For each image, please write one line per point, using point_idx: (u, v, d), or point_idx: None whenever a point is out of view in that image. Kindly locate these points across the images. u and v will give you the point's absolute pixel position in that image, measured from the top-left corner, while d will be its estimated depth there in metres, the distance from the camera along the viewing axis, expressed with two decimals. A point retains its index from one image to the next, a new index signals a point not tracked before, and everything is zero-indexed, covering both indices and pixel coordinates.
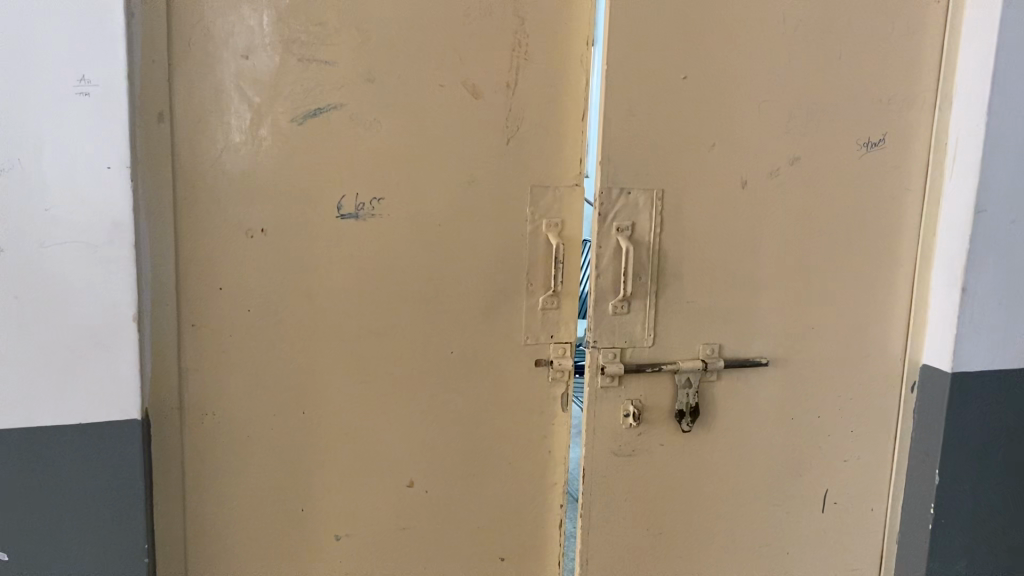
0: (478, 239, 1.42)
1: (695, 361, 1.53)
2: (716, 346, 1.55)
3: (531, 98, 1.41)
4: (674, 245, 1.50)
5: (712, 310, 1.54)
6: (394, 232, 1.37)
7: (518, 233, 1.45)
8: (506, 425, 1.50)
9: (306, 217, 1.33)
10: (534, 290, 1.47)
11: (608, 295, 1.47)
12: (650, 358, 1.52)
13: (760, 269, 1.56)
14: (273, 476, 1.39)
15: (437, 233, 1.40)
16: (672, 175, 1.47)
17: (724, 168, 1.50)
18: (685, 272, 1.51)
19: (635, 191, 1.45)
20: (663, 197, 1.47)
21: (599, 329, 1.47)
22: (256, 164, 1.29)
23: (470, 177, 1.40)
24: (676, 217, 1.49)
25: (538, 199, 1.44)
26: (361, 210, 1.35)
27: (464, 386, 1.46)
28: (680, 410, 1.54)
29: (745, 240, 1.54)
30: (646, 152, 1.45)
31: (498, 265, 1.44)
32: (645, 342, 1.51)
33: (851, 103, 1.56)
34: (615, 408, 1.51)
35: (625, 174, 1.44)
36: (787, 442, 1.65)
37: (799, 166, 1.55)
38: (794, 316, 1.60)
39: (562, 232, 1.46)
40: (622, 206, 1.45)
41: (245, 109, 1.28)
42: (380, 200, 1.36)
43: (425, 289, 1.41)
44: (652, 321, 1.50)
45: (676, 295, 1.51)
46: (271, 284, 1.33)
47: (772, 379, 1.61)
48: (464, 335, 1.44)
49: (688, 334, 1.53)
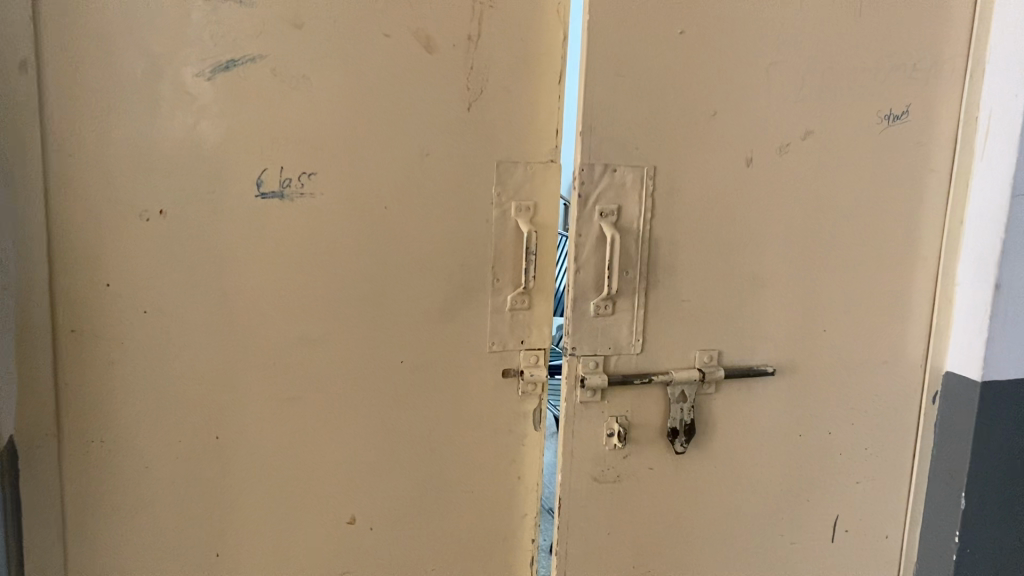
0: (434, 227, 1.18)
1: (691, 371, 1.29)
2: (715, 352, 1.32)
3: (497, 55, 1.17)
4: (667, 232, 1.26)
5: (710, 311, 1.31)
6: (330, 216, 1.13)
7: (482, 218, 1.20)
8: (467, 447, 1.26)
9: (219, 196, 1.08)
10: (502, 286, 1.23)
11: (589, 293, 1.23)
12: (638, 368, 1.28)
13: (767, 262, 1.33)
14: (180, 514, 1.14)
15: (385, 218, 1.15)
16: (666, 150, 1.23)
17: (726, 143, 1.27)
18: (680, 265, 1.28)
19: (622, 167, 1.21)
20: (656, 175, 1.23)
21: (579, 333, 1.23)
22: (153, 130, 1.04)
23: (424, 150, 1.15)
24: (670, 200, 1.25)
25: (505, 177, 1.20)
26: (287, 187, 1.10)
27: (416, 403, 1.22)
28: (673, 428, 1.31)
29: (750, 229, 1.31)
30: (635, 121, 1.21)
31: (458, 256, 1.20)
32: (634, 350, 1.27)
33: (872, 67, 1.34)
34: (597, 427, 1.27)
35: (610, 148, 1.20)
36: (795, 464, 1.42)
37: (811, 141, 1.32)
38: (804, 317, 1.38)
39: (535, 217, 1.23)
40: (607, 186, 1.21)
41: (138, 60, 1.02)
42: (310, 175, 1.11)
43: (369, 287, 1.16)
44: (641, 324, 1.26)
45: (669, 293, 1.28)
46: (173, 280, 1.08)
47: (778, 390, 1.38)
48: (416, 341, 1.20)
49: (682, 339, 1.30)
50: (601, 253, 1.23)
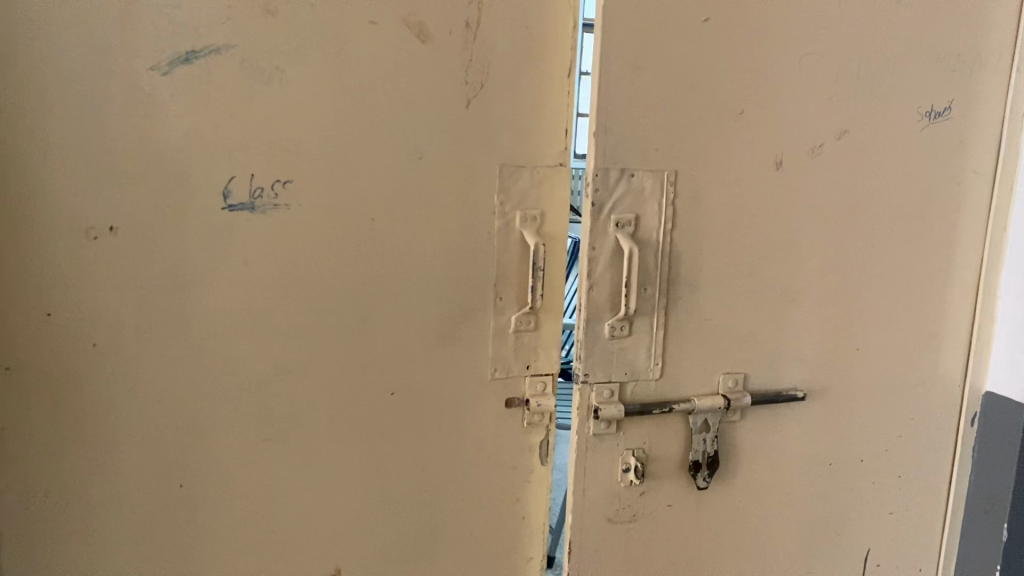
0: (428, 241, 1.04)
1: (715, 398, 1.16)
2: (741, 376, 1.19)
3: (500, 44, 1.02)
4: (690, 244, 1.12)
5: (736, 332, 1.18)
6: (310, 229, 0.99)
7: (482, 229, 1.07)
8: (464, 485, 1.14)
9: (179, 210, 0.94)
10: (504, 306, 1.10)
11: (603, 313, 1.09)
12: (657, 396, 1.15)
13: (798, 276, 1.20)
14: (142, 569, 1.02)
15: (372, 231, 1.02)
16: (689, 152, 1.10)
17: (755, 143, 1.13)
18: (704, 281, 1.14)
19: (641, 172, 1.07)
20: (677, 180, 1.10)
21: (592, 359, 1.10)
22: (101, 135, 0.90)
23: (416, 153, 1.01)
24: (692, 208, 1.11)
25: (508, 184, 1.07)
26: (258, 198, 0.97)
27: (408, 438, 1.09)
28: (696, 462, 1.17)
29: (780, 239, 1.18)
30: (655, 120, 1.07)
31: (456, 273, 1.07)
32: (652, 375, 1.13)
33: (913, 57, 1.20)
34: (611, 462, 1.14)
35: (627, 150, 1.06)
36: (826, 497, 1.29)
37: (847, 141, 1.19)
38: (837, 336, 1.24)
39: (541, 228, 1.10)
40: (623, 193, 1.07)
41: (81, 52, 0.88)
42: (285, 183, 0.97)
43: (356, 310, 1.03)
44: (660, 347, 1.13)
45: (691, 312, 1.14)
46: (127, 307, 0.95)
47: (809, 416, 1.24)
48: (407, 370, 1.07)
49: (705, 362, 1.17)
50: (616, 269, 1.09)
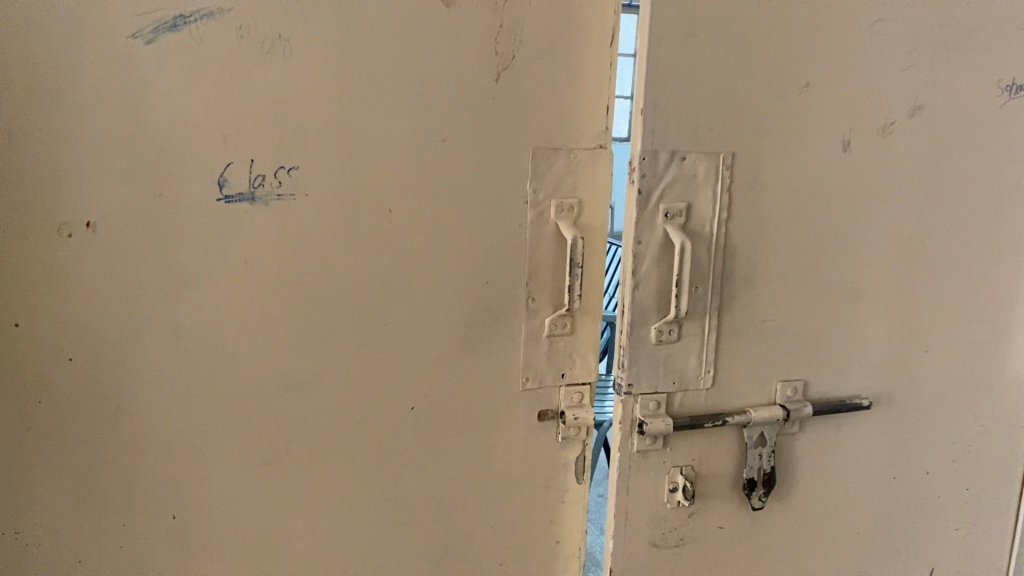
0: (452, 236, 0.92)
1: (773, 410, 1.04)
2: (800, 384, 1.06)
3: (534, 9, 0.89)
4: (747, 235, 0.99)
5: (796, 335, 1.05)
6: (318, 223, 0.87)
7: (512, 222, 0.94)
8: (492, 508, 1.02)
9: (167, 203, 0.82)
10: (537, 308, 0.98)
11: (649, 316, 0.97)
12: (708, 407, 1.02)
13: (867, 272, 1.07)
14: None
15: (389, 225, 0.89)
16: (747, 131, 0.97)
17: (821, 122, 1.00)
18: (762, 278, 1.01)
19: (693, 155, 0.95)
20: (734, 164, 0.97)
21: (637, 367, 0.97)
22: (73, 116, 0.77)
23: (439, 135, 0.89)
24: (750, 195, 0.98)
25: (543, 170, 0.94)
26: (259, 187, 0.84)
27: (429, 457, 0.97)
28: (750, 480, 1.05)
29: (847, 230, 1.05)
30: (709, 95, 0.94)
31: (482, 272, 0.94)
32: (703, 384, 1.01)
33: (998, 22, 1.06)
34: (657, 481, 1.02)
35: (678, 130, 0.93)
36: (896, 517, 1.16)
37: (921, 119, 1.05)
38: (904, 336, 1.10)
39: (579, 219, 0.97)
40: (673, 180, 0.94)
41: (48, 19, 0.75)
42: (291, 170, 0.85)
43: (371, 314, 0.91)
44: (712, 352, 1.01)
45: (746, 313, 1.01)
46: (108, 316, 0.83)
47: (875, 428, 1.11)
48: (428, 381, 0.95)
49: (762, 369, 1.04)
50: (665, 265, 0.96)
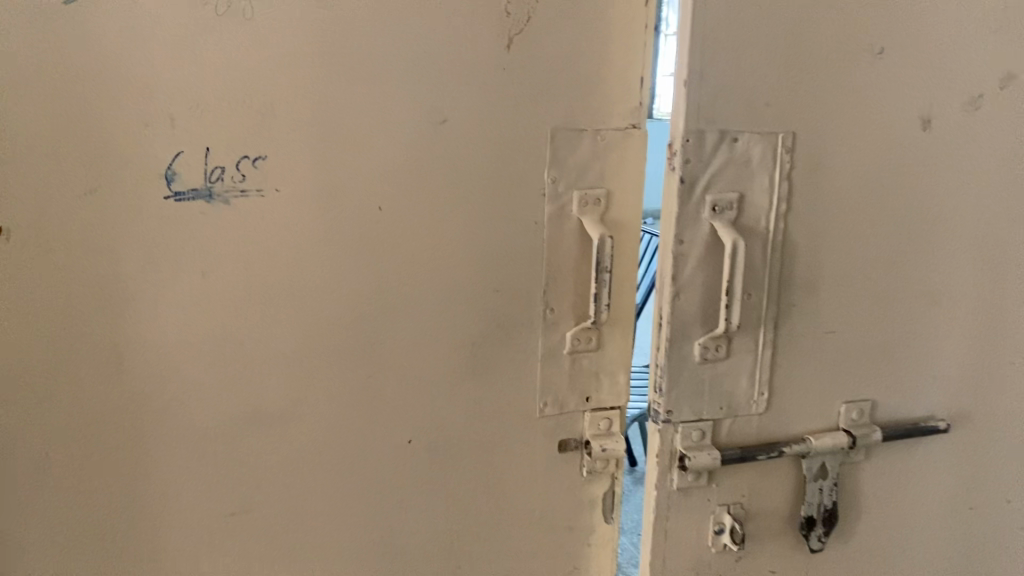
0: (455, 238, 0.76)
1: (836, 437, 0.88)
2: (867, 405, 0.91)
3: None
4: (806, 232, 0.83)
5: (863, 348, 0.89)
6: (293, 225, 0.71)
7: (527, 219, 0.78)
8: (506, 555, 0.87)
9: (100, 204, 0.66)
10: (557, 320, 0.82)
11: (692, 330, 0.81)
12: (759, 434, 0.87)
13: (947, 274, 0.90)
14: None
15: (378, 225, 0.73)
16: (811, 107, 0.80)
17: (899, 95, 0.83)
18: (823, 282, 0.86)
19: (746, 136, 0.78)
20: (795, 146, 0.80)
21: (677, 391, 0.82)
22: None
23: (438, 115, 0.73)
24: (812, 183, 0.82)
25: (564, 156, 0.78)
26: (218, 183, 0.68)
27: (430, 499, 0.82)
28: (808, 518, 0.90)
29: (926, 224, 0.88)
30: (766, 63, 0.77)
31: (491, 279, 0.79)
32: (755, 408, 0.86)
33: None
34: (699, 523, 0.87)
35: (728, 107, 0.77)
36: (975, 555, 1.00)
37: (1014, 90, 0.88)
38: (988, 347, 0.94)
39: (608, 215, 0.81)
40: (722, 166, 0.78)
41: None
42: (257, 160, 0.69)
43: (359, 333, 0.75)
44: (766, 370, 0.85)
45: (804, 323, 0.86)
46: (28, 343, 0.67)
47: (952, 454, 0.95)
48: (428, 411, 0.80)
49: (821, 388, 0.89)
50: (711, 270, 0.80)
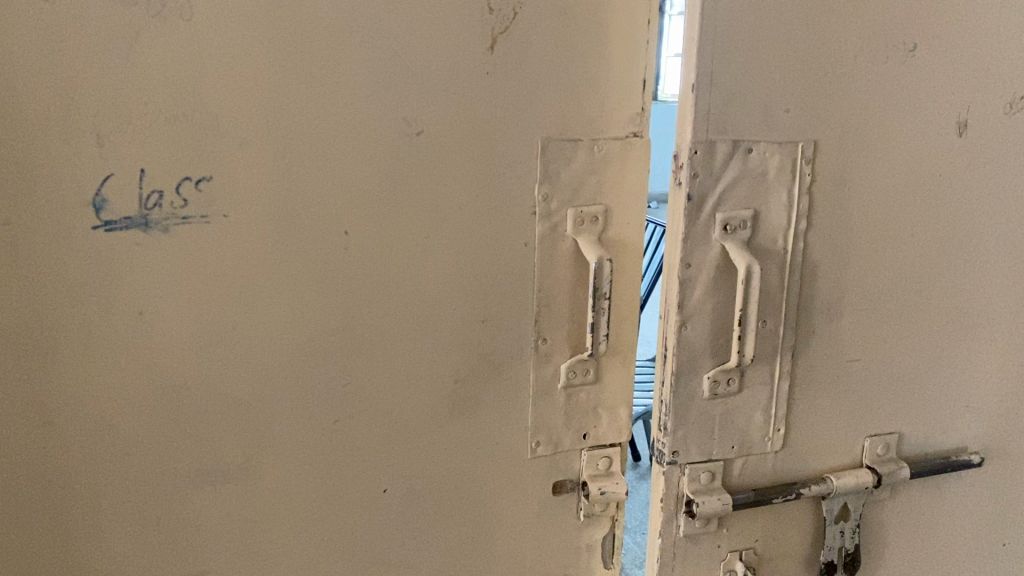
0: (433, 264, 0.68)
1: (861, 476, 0.80)
2: (894, 439, 0.82)
3: None
4: (827, 250, 0.75)
5: (890, 376, 0.81)
6: (247, 253, 0.62)
7: (515, 241, 0.70)
8: None
9: (16, 236, 0.57)
10: (550, 352, 0.73)
11: (701, 362, 0.72)
12: (775, 473, 0.79)
13: (983, 293, 0.82)
14: None
15: (346, 251, 0.65)
16: (834, 111, 0.71)
17: (934, 96, 0.74)
18: (846, 305, 0.77)
19: (762, 146, 0.70)
20: (816, 156, 0.72)
21: (685, 429, 0.74)
22: None
23: (411, 127, 0.64)
24: (834, 196, 0.73)
25: (556, 169, 0.69)
26: (155, 209, 0.59)
27: (410, 549, 0.74)
28: (829, 563, 0.82)
29: (962, 238, 0.79)
30: (785, 63, 0.68)
31: (476, 309, 0.70)
32: (771, 446, 0.77)
33: None
34: (708, 570, 0.79)
35: (741, 113, 0.68)
36: None
37: None
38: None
39: (606, 234, 0.72)
40: (735, 179, 0.70)
41: None
42: (202, 181, 0.60)
43: (327, 371, 0.67)
44: (782, 403, 0.77)
45: (825, 350, 0.77)
46: None
47: (985, 488, 0.87)
48: (406, 455, 0.71)
49: (843, 421, 0.80)
50: (722, 295, 0.72)
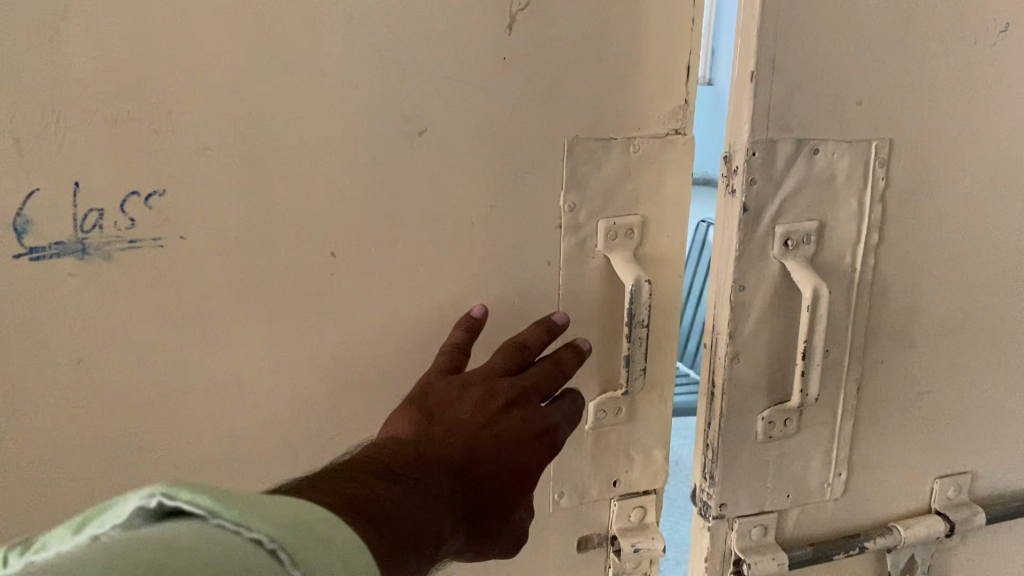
0: (436, 288, 0.57)
1: (932, 525, 0.69)
2: (967, 479, 0.72)
3: None
4: (900, 268, 0.64)
5: (966, 410, 0.70)
6: (212, 281, 0.52)
7: (534, 260, 0.59)
8: None
9: None
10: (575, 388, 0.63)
11: (755, 402, 0.61)
12: (833, 522, 0.68)
13: None
14: None
15: (333, 276, 0.54)
16: (913, 104, 0.60)
17: None
18: (919, 330, 0.66)
19: (829, 145, 0.58)
20: (891, 157, 0.60)
21: (735, 479, 0.63)
22: None
23: (409, 127, 0.53)
24: (909, 204, 0.62)
25: (583, 176, 0.58)
26: (98, 231, 0.49)
27: None
28: None
29: None
30: (859, 46, 0.57)
31: (488, 341, 0.59)
32: (831, 493, 0.67)
33: None
34: None
35: (806, 108, 0.57)
36: None
37: None
38: None
39: (642, 251, 0.61)
40: (798, 186, 0.58)
41: None
42: (156, 196, 0.49)
43: (312, 418, 0.57)
44: (845, 444, 0.66)
45: (894, 383, 0.66)
46: None
47: None
48: None
49: (912, 461, 0.69)
50: (781, 323, 0.61)
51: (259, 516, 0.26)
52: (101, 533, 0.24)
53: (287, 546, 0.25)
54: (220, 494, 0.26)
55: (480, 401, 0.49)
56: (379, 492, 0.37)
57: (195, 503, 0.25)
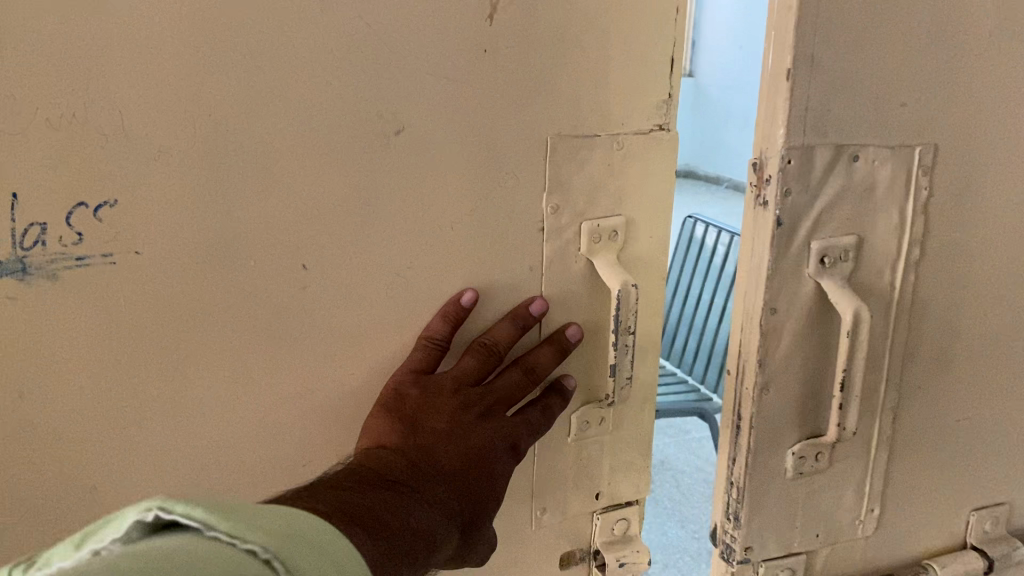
0: (423, 303, 0.51)
1: (969, 563, 0.64)
2: (1004, 512, 0.66)
3: None
4: (941, 286, 0.58)
5: (1005, 438, 0.64)
6: (173, 302, 0.45)
7: (527, 270, 0.53)
8: None
9: None
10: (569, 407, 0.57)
11: (785, 436, 0.56)
12: (864, 560, 0.63)
13: None
14: None
15: (310, 296, 0.48)
16: (959, 106, 0.54)
17: None
18: (959, 353, 0.60)
19: (870, 152, 0.52)
20: (935, 163, 0.55)
21: (762, 521, 0.57)
22: None
23: (393, 126, 0.46)
24: (952, 216, 0.57)
25: (581, 178, 0.52)
26: (40, 247, 0.42)
27: None
28: None
29: None
30: (905, 41, 0.51)
31: None
32: (863, 531, 0.61)
33: None
34: None
35: (846, 110, 0.51)
36: None
37: None
38: None
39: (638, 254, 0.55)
40: (835, 197, 0.52)
41: None
42: (107, 207, 0.42)
43: (285, 452, 0.51)
44: (880, 478, 0.60)
45: (931, 411, 0.61)
46: None
47: None
48: None
49: (948, 494, 0.64)
50: (814, 348, 0.55)
51: (255, 526, 0.25)
52: (101, 546, 0.24)
53: (281, 554, 0.25)
54: (221, 507, 0.25)
55: (455, 411, 0.49)
56: (366, 500, 0.37)
57: (187, 515, 0.24)
